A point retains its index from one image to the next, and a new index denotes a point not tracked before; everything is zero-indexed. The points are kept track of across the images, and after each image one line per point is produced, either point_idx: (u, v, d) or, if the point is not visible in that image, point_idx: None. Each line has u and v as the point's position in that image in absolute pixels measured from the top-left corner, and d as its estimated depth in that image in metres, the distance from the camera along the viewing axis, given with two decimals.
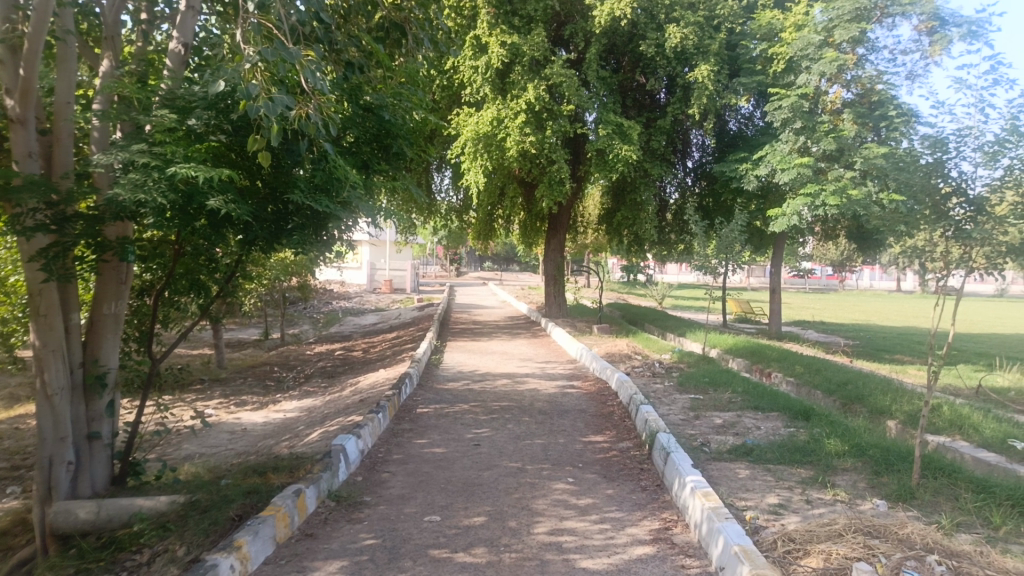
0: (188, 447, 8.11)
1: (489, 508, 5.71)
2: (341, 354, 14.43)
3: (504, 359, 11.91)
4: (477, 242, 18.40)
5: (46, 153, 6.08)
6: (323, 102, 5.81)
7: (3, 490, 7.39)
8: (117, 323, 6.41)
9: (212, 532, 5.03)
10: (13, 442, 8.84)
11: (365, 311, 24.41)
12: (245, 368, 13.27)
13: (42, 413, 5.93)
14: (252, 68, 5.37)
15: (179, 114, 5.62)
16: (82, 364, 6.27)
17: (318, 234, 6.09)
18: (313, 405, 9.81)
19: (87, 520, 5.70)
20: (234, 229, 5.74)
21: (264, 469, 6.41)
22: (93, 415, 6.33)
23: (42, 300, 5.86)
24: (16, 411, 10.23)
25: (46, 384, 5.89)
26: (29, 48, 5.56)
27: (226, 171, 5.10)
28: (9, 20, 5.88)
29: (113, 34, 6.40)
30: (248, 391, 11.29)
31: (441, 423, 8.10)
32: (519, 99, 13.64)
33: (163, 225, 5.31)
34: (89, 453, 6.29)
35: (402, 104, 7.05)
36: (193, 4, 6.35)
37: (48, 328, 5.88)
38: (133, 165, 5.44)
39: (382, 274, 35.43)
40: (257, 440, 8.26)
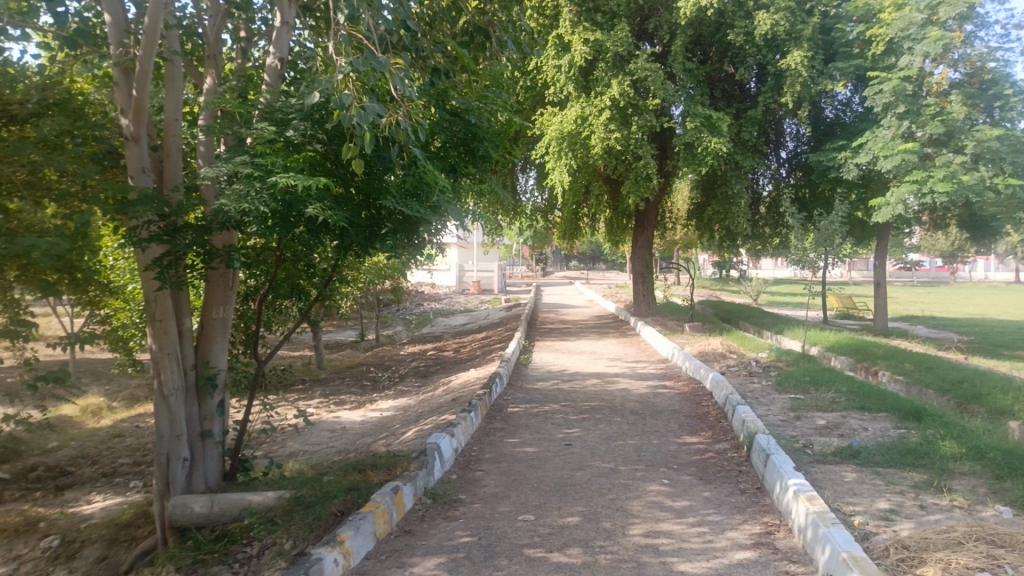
0: (292, 445, 8.44)
1: (583, 508, 5.68)
2: (433, 355, 14.69)
3: (594, 359, 11.81)
4: (563, 241, 18.32)
5: (157, 167, 6.45)
6: (412, 109, 5.95)
7: (127, 484, 7.92)
8: (225, 326, 6.76)
9: (316, 527, 5.27)
10: (134, 440, 9.44)
11: (454, 312, 24.75)
12: (342, 369, 13.72)
13: (159, 412, 6.34)
14: (345, 78, 5.60)
15: (277, 125, 5.89)
16: (194, 366, 6.65)
17: (410, 238, 6.17)
18: (407, 404, 10.06)
19: (201, 514, 6.04)
20: (330, 235, 5.89)
21: (363, 467, 6.59)
22: (205, 414, 6.70)
23: (157, 306, 6.24)
24: (137, 409, 10.95)
25: (162, 384, 6.29)
26: (140, 69, 5.91)
27: (322, 179, 5.29)
28: (122, 45, 6.25)
29: (215, 53, 6.72)
30: (345, 391, 11.66)
31: (532, 423, 8.11)
32: (603, 95, 13.49)
33: (266, 233, 5.55)
34: (202, 451, 6.65)
35: (488, 107, 7.07)
36: (287, 19, 6.60)
37: (163, 333, 6.27)
38: (237, 176, 5.74)
39: (470, 276, 35.85)
40: (356, 439, 8.52)
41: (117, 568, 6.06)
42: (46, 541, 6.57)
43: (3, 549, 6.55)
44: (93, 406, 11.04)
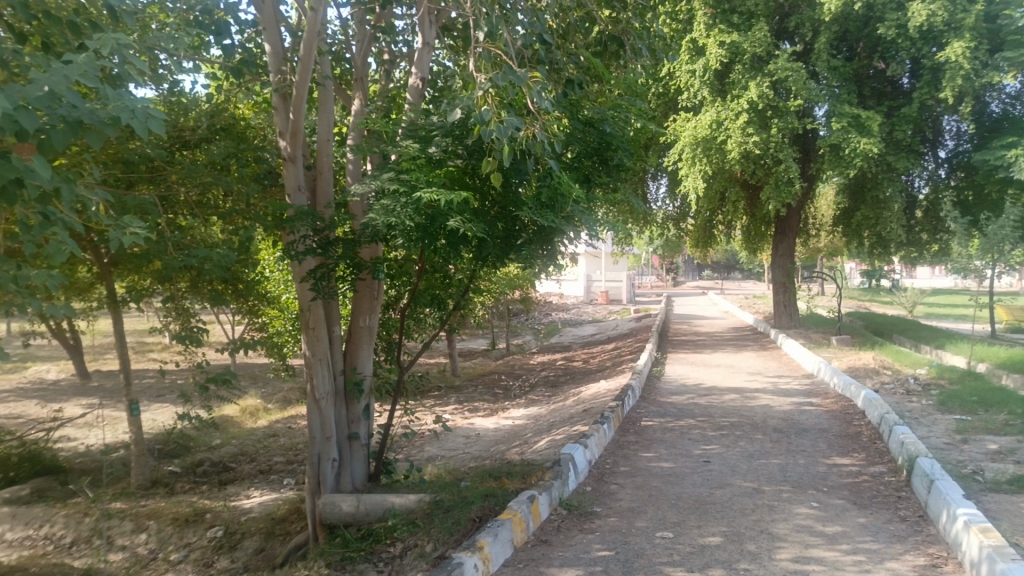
0: (430, 450, 8.71)
1: (725, 528, 5.47)
2: (563, 365, 14.71)
3: (731, 373, 11.37)
4: (696, 250, 17.89)
5: (311, 185, 6.91)
6: (549, 121, 6.01)
7: (281, 481, 8.49)
8: (371, 334, 7.10)
9: (455, 531, 5.43)
10: (287, 440, 10.10)
11: (583, 322, 24.72)
12: (475, 377, 14.04)
13: (311, 415, 6.74)
14: (484, 94, 5.71)
15: (421, 142, 6.14)
16: (343, 372, 7.03)
17: (546, 248, 6.20)
18: (538, 413, 10.12)
19: (349, 513, 6.38)
20: (469, 247, 6.03)
21: (499, 474, 6.68)
22: (353, 417, 7.06)
23: (311, 315, 6.64)
24: (290, 411, 11.70)
25: (315, 389, 6.69)
26: (297, 94, 6.32)
27: (463, 193, 5.45)
28: (281, 72, 6.68)
29: (362, 75, 7.10)
30: (479, 398, 11.92)
31: (668, 437, 7.92)
32: (741, 98, 13.06)
33: (410, 245, 5.78)
34: (350, 452, 7.00)
35: (622, 116, 7.00)
36: (428, 39, 6.86)
37: (316, 340, 6.67)
38: (384, 191, 6.05)
39: (599, 286, 35.67)
40: (490, 446, 8.67)
41: (274, 561, 6.50)
42: (212, 531, 7.14)
43: (175, 536, 7.14)
44: (251, 407, 11.93)
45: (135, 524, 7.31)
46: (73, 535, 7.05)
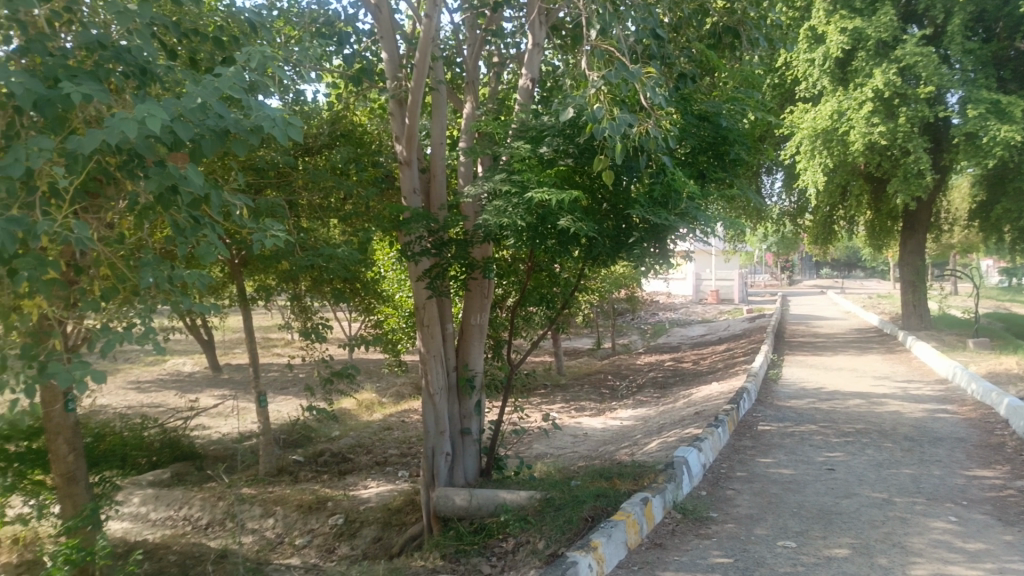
0: (538, 448, 8.76)
1: (851, 540, 5.20)
2: (672, 365, 14.44)
3: (854, 377, 10.79)
4: (814, 247, 17.10)
5: (425, 187, 7.10)
6: (663, 116, 5.89)
7: (395, 473, 8.79)
8: (482, 332, 7.21)
9: (567, 530, 5.44)
10: (401, 434, 10.44)
11: (692, 322, 24.16)
12: (582, 376, 14.00)
13: (426, 409, 6.94)
14: (597, 92, 5.66)
15: (532, 143, 6.17)
16: (455, 368, 7.18)
17: (659, 247, 6.00)
18: (648, 414, 9.97)
19: (461, 507, 6.52)
20: (579, 246, 5.96)
21: (609, 475, 6.62)
22: (465, 413, 7.19)
23: (425, 312, 6.84)
24: (403, 406, 12.09)
25: (429, 384, 6.88)
26: (412, 100, 6.50)
27: (575, 192, 5.43)
28: (397, 78, 6.89)
29: (474, 79, 7.22)
30: (586, 398, 11.88)
31: (787, 443, 7.62)
32: (864, 87, 12.37)
33: (522, 244, 5.84)
34: (462, 447, 7.14)
35: (740, 109, 6.77)
36: (538, 40, 6.89)
37: (431, 337, 6.86)
38: (497, 192, 6.13)
39: (708, 285, 34.74)
40: (599, 446, 8.63)
41: (391, 549, 6.80)
42: (334, 518, 7.47)
43: (300, 522, 7.51)
44: (367, 401, 12.40)
45: (263, 509, 7.75)
46: (209, 517, 7.55)
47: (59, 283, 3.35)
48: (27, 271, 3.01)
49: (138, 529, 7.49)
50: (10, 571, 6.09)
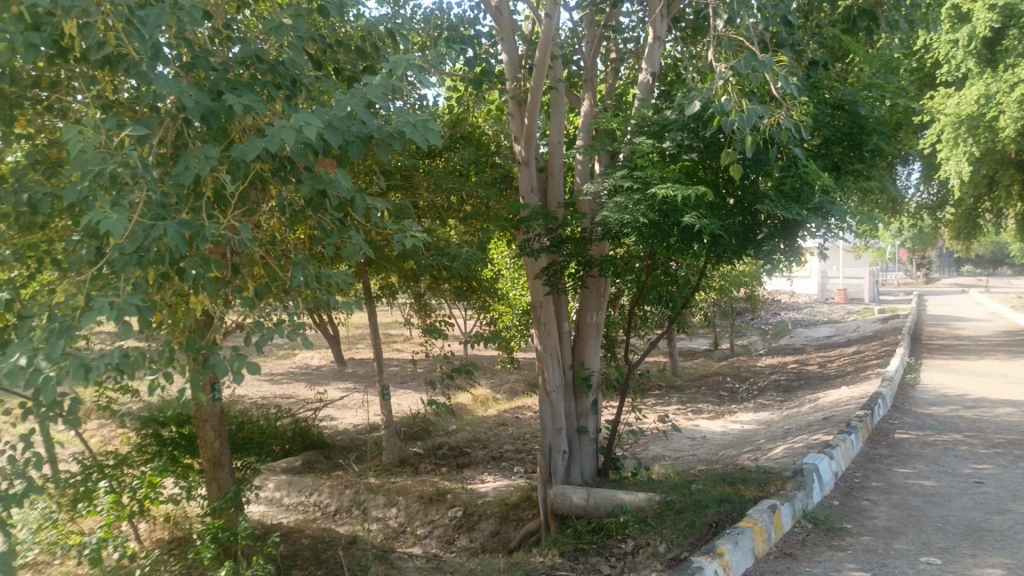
0: (656, 449, 8.63)
1: (1007, 560, 4.79)
2: (795, 368, 13.82)
3: (1004, 384, 9.93)
4: (956, 243, 15.91)
5: (542, 186, 7.13)
6: (795, 106, 5.64)
7: (511, 469, 8.92)
8: (598, 330, 7.15)
9: (690, 534, 5.32)
10: (516, 430, 10.56)
11: (817, 323, 23.03)
12: (699, 377, 13.67)
13: (543, 406, 6.95)
14: (725, 84, 5.49)
15: (655, 138, 6.04)
16: (571, 366, 7.15)
17: (789, 243, 5.83)
18: (770, 418, 9.60)
19: (579, 505, 6.52)
20: (704, 243, 5.83)
21: (733, 479, 6.40)
22: (581, 411, 7.15)
23: (542, 311, 6.84)
24: (517, 402, 12.24)
25: (546, 382, 6.89)
26: (531, 99, 6.51)
27: (701, 188, 5.28)
28: (516, 79, 6.93)
29: (591, 76, 7.18)
30: (703, 399, 11.59)
31: (928, 453, 7.12)
32: (1017, 68, 11.36)
33: (643, 242, 5.75)
34: (579, 445, 7.10)
35: (879, 97, 6.37)
36: (659, 33, 6.78)
37: (547, 335, 6.87)
38: (618, 189, 6.07)
39: (834, 284, 32.99)
40: (719, 449, 8.40)
41: (508, 544, 6.93)
42: (453, 510, 7.62)
43: (421, 512, 7.72)
44: (482, 397, 12.63)
45: (387, 498, 8.02)
46: (337, 504, 7.92)
47: (219, 282, 3.61)
48: (195, 270, 3.27)
49: (273, 512, 7.97)
50: (164, 545, 6.61)
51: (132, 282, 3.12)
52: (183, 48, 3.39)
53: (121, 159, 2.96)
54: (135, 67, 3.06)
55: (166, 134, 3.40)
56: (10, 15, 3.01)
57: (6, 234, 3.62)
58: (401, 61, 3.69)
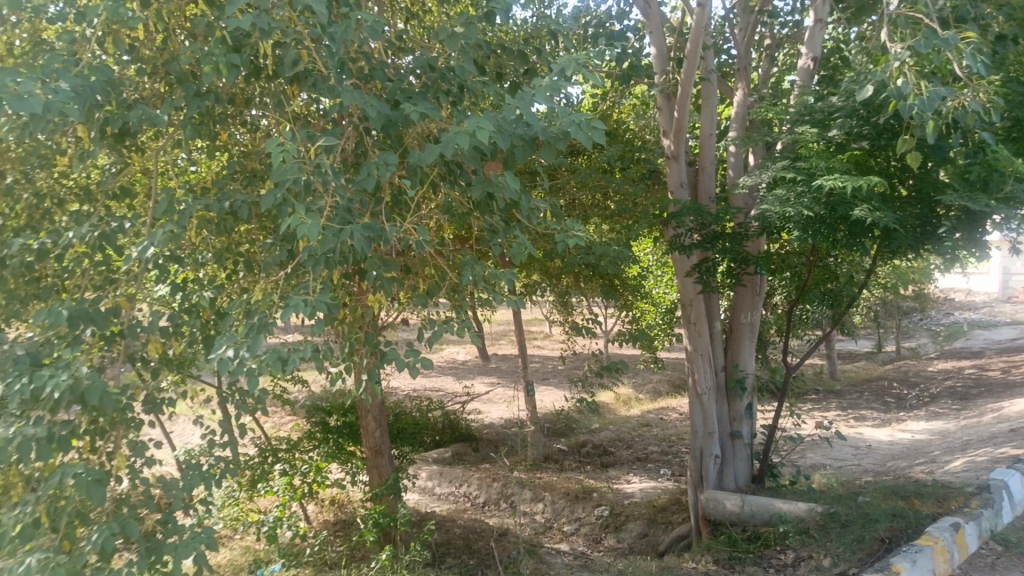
0: (814, 457, 8.18)
1: None
2: (973, 374, 12.59)
3: None
4: None
5: (692, 180, 6.92)
6: (983, 86, 5.09)
7: (658, 471, 8.78)
8: (753, 330, 6.85)
9: (858, 549, 4.99)
10: (661, 431, 10.38)
11: (998, 325, 20.86)
12: (860, 381, 12.80)
13: (693, 409, 6.72)
14: (901, 64, 4.97)
15: (820, 127, 5.66)
16: (724, 368, 6.89)
17: (973, 236, 5.34)
18: (945, 428, 8.83)
19: (733, 512, 6.25)
20: (875, 237, 5.44)
21: (906, 493, 5.92)
22: (735, 415, 6.88)
23: (692, 309, 6.63)
24: (661, 403, 12.01)
25: (697, 383, 6.66)
26: (682, 92, 6.29)
27: (874, 179, 4.87)
28: (665, 71, 6.72)
29: (745, 64, 6.86)
30: (866, 406, 10.84)
31: None
32: None
33: (806, 237, 5.42)
34: (732, 450, 6.84)
35: None
36: (820, 16, 6.37)
37: (698, 335, 6.63)
38: (778, 181, 5.79)
39: (1017, 281, 29.72)
40: (886, 460, 7.83)
41: (657, 547, 6.83)
42: (599, 509, 7.57)
43: (567, 510, 7.72)
44: (625, 396, 12.51)
45: (534, 493, 8.05)
46: (485, 496, 8.13)
47: (394, 281, 3.81)
48: (375, 270, 3.48)
49: (426, 501, 8.30)
50: (330, 527, 7.07)
51: (319, 281, 3.35)
52: (361, 62, 3.58)
53: (313, 168, 3.19)
54: (323, 82, 3.28)
55: (348, 144, 3.62)
56: (214, 39, 3.30)
57: (208, 238, 4.01)
58: (567, 61, 3.66)
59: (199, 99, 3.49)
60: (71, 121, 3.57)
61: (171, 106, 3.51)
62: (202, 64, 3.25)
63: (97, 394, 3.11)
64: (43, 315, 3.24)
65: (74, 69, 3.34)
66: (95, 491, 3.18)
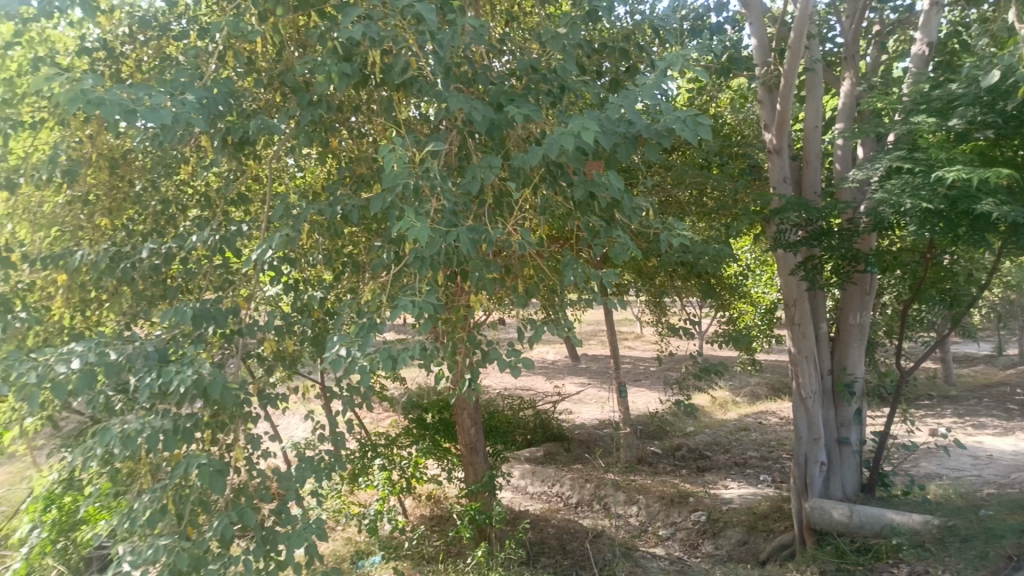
0: (929, 466, 7.73)
1: None
2: None
3: None
4: None
5: (796, 174, 6.67)
6: None
7: (757, 476, 8.53)
8: (863, 332, 6.53)
9: (982, 566, 4.69)
10: (759, 436, 10.06)
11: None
12: (979, 387, 11.98)
13: (797, 413, 6.47)
14: None
15: (939, 116, 5.31)
16: (831, 371, 6.60)
17: None
18: None
19: (840, 521, 5.94)
20: (1002, 233, 5.04)
21: None
22: (842, 421, 6.59)
23: (796, 310, 6.37)
24: (759, 406, 11.63)
25: (801, 387, 6.40)
26: (784, 84, 6.04)
27: (1003, 170, 4.54)
28: (767, 63, 6.48)
29: (852, 53, 6.54)
30: (986, 413, 10.14)
31: None
32: None
33: (924, 233, 5.08)
34: (839, 457, 6.55)
35: None
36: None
37: (802, 336, 6.37)
38: (893, 172, 5.50)
39: None
40: (1010, 472, 7.31)
41: (758, 555, 6.62)
42: (696, 514, 7.40)
43: (663, 514, 7.58)
44: (721, 399, 12.19)
45: (627, 495, 7.93)
46: (579, 497, 8.09)
47: (497, 282, 3.87)
48: (478, 271, 3.53)
49: (520, 499, 8.35)
50: (426, 522, 7.24)
51: (426, 283, 3.43)
52: (465, 66, 3.64)
53: (421, 172, 3.26)
54: (431, 89, 3.36)
55: (453, 147, 3.69)
56: (326, 50, 3.43)
57: (319, 241, 4.17)
58: (673, 57, 3.60)
59: (312, 108, 3.66)
60: (194, 131, 3.80)
61: (286, 115, 3.69)
62: (316, 74, 3.39)
63: (219, 390, 3.27)
64: (170, 314, 3.44)
65: (198, 82, 3.56)
66: (217, 481, 3.35)
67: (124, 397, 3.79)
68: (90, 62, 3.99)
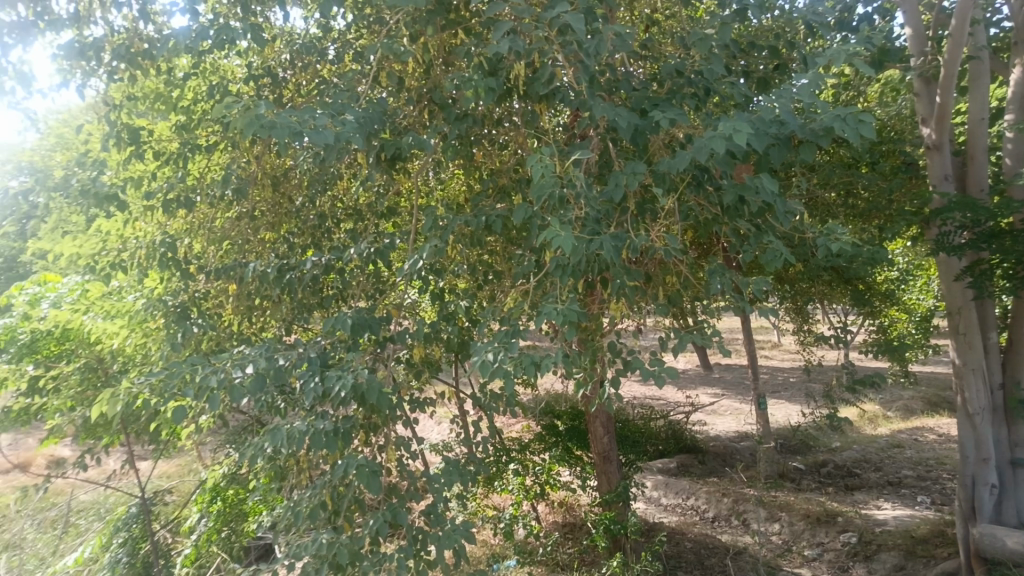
0: None
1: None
2: None
3: None
4: None
5: (960, 171, 6.16)
6: None
7: (914, 497, 7.91)
8: None
9: None
10: (915, 454, 9.32)
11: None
12: None
13: (963, 431, 5.94)
14: None
15: None
16: (1002, 386, 6.02)
17: None
18: None
19: (1016, 551, 5.39)
20: None
21: None
22: (1017, 440, 6.00)
23: (962, 318, 5.86)
24: (915, 423, 10.76)
25: (967, 403, 5.87)
26: (943, 75, 5.58)
27: None
28: (923, 53, 6.03)
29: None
30: None
31: None
32: None
33: None
34: (1013, 480, 5.97)
35: None
36: None
37: (968, 347, 5.84)
38: None
39: None
40: None
41: None
42: (846, 535, 6.96)
43: (808, 533, 7.18)
44: (870, 414, 11.41)
45: (769, 512, 7.58)
46: (716, 511, 7.82)
47: (640, 290, 3.82)
48: (617, 278, 3.47)
49: (653, 511, 8.17)
50: (559, 529, 7.30)
51: (570, 290, 3.44)
52: (609, 74, 3.65)
53: (567, 181, 3.28)
54: (577, 98, 3.39)
55: (596, 155, 3.70)
56: (473, 65, 3.55)
57: (463, 252, 4.30)
58: (829, 53, 3.42)
59: (459, 123, 3.82)
60: (351, 149, 4.03)
61: (435, 130, 3.84)
62: (464, 88, 3.51)
63: (376, 394, 3.40)
64: (332, 322, 3.68)
65: (356, 103, 3.79)
66: (373, 481, 3.50)
67: (286, 399, 4.06)
68: (257, 88, 4.34)
